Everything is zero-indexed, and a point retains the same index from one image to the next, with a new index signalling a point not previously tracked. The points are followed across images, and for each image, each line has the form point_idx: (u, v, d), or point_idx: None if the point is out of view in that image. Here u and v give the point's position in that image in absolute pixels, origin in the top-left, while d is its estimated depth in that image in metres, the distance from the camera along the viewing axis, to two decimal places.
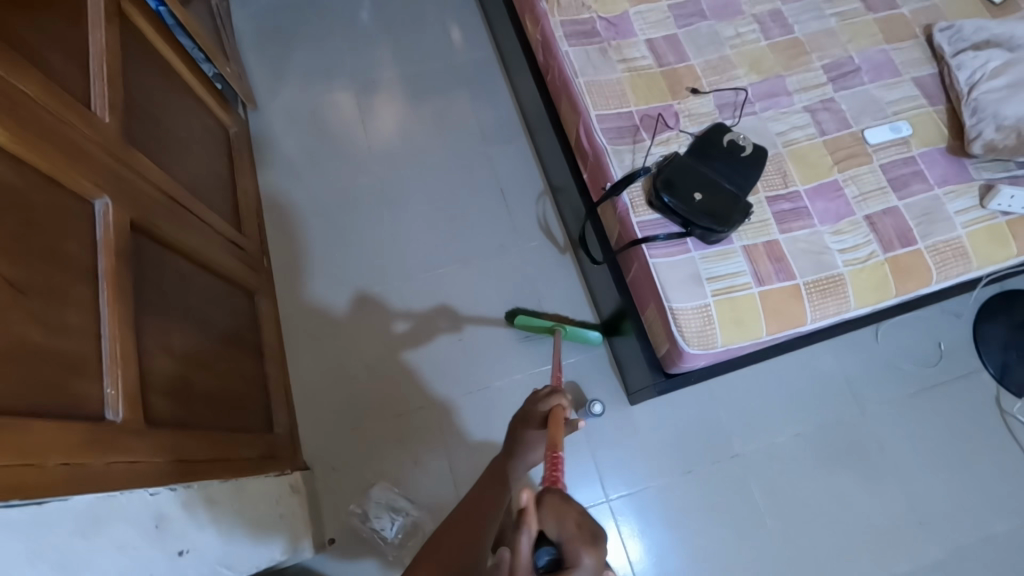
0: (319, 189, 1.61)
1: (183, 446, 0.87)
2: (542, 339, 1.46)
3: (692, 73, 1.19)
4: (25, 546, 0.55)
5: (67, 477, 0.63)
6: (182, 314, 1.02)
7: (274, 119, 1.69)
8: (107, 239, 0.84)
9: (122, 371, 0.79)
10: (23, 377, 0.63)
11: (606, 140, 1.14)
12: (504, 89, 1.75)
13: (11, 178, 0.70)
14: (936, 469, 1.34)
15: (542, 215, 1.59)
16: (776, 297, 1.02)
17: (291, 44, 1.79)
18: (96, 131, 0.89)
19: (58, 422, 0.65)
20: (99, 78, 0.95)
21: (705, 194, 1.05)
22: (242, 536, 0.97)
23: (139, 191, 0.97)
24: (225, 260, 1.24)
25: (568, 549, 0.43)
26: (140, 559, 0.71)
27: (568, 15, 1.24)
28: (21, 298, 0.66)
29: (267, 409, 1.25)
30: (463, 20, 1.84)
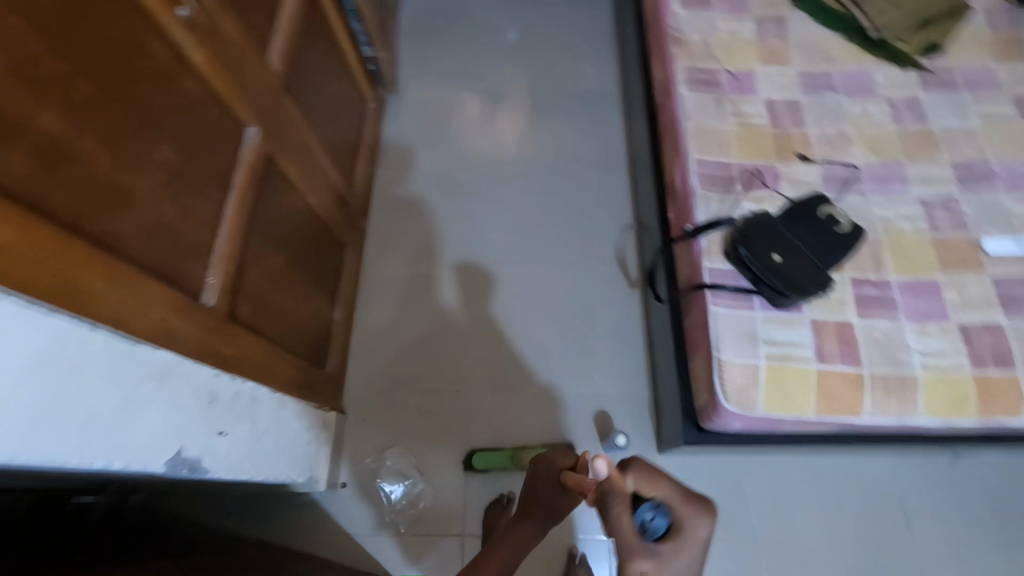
0: (426, 172, 1.76)
1: (249, 346, 1.00)
2: (589, 362, 1.47)
3: (804, 141, 1.18)
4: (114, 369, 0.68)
5: (158, 331, 0.76)
6: (283, 242, 1.17)
7: (407, 104, 1.88)
8: (247, 160, 1.01)
9: (224, 267, 0.93)
10: (153, 243, 0.78)
11: (699, 184, 1.15)
12: (619, 122, 1.81)
13: (194, 89, 0.87)
14: None
15: (621, 246, 1.61)
16: (834, 379, 0.96)
17: (441, 44, 1.99)
18: (266, 74, 1.07)
19: (164, 285, 0.78)
20: (282, 34, 1.14)
21: (784, 257, 1.03)
22: (271, 443, 1.08)
23: (281, 131, 1.14)
24: (331, 210, 1.40)
25: (677, 508, 0.80)
26: (190, 422, 0.83)
27: (695, 63, 1.28)
28: (170, 182, 0.82)
29: (324, 347, 1.38)
30: (598, 53, 1.95)
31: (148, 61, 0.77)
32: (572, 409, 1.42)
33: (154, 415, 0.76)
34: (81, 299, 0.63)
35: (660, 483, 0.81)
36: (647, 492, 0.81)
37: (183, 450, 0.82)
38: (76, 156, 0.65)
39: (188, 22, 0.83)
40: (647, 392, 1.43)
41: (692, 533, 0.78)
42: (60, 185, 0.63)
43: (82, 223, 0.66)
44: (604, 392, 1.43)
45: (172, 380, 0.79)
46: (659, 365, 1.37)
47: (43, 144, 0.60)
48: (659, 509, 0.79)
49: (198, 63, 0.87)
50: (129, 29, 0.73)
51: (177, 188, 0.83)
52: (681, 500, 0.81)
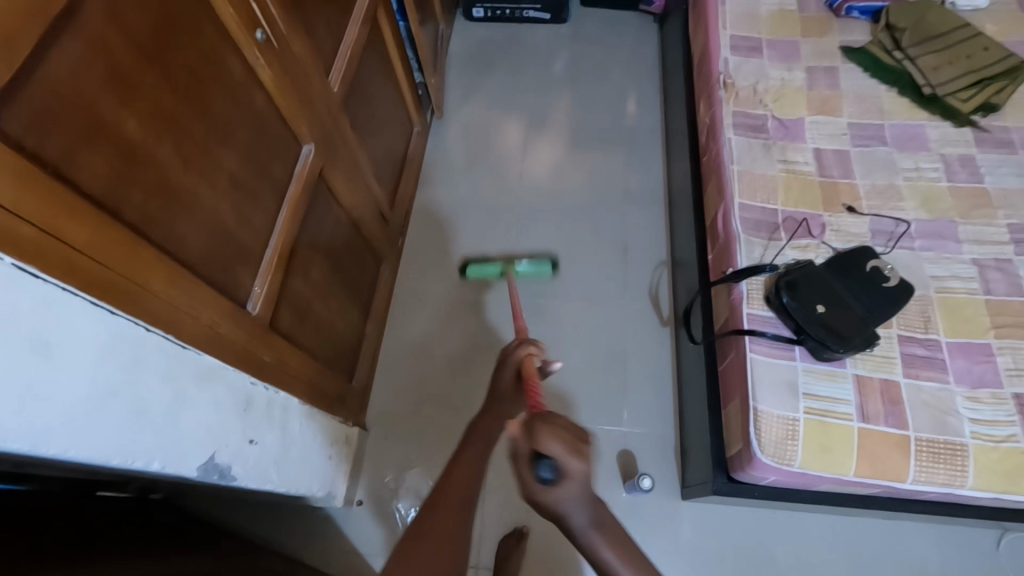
0: (465, 196, 1.79)
1: (286, 356, 1.01)
2: (615, 398, 1.45)
3: (853, 192, 1.16)
4: (163, 369, 0.70)
5: (207, 336, 0.78)
6: (325, 255, 1.20)
7: (452, 129, 1.93)
8: (301, 174, 1.04)
9: (271, 277, 0.95)
10: (211, 251, 0.81)
11: (742, 227, 1.14)
12: (659, 160, 1.83)
13: (261, 106, 0.91)
14: None
15: (655, 283, 1.60)
16: (878, 440, 0.93)
17: (489, 74, 2.04)
18: (327, 95, 1.11)
19: (216, 291, 0.81)
20: (343, 58, 1.19)
21: (828, 308, 1.01)
22: (297, 454, 1.08)
23: (336, 149, 1.18)
24: (372, 227, 1.43)
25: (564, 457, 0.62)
26: (224, 428, 0.84)
27: (743, 107, 1.29)
28: (233, 193, 0.85)
29: (353, 361, 1.39)
30: (642, 91, 1.98)
31: (223, 77, 0.80)
32: (596, 445, 1.38)
33: (194, 418, 0.77)
34: (140, 298, 0.65)
35: (557, 437, 0.62)
36: (547, 447, 0.62)
37: (216, 456, 0.82)
38: (151, 162, 0.68)
39: (263, 45, 0.87)
40: (674, 434, 1.39)
41: (574, 477, 0.62)
42: (134, 189, 0.65)
43: (150, 225, 0.68)
44: (630, 431, 1.40)
45: (212, 383, 0.80)
46: (689, 407, 1.34)
47: (123, 150, 0.63)
48: (550, 463, 0.61)
49: (267, 81, 0.91)
50: (210, 47, 0.77)
51: (237, 198, 0.86)
52: (566, 449, 0.62)
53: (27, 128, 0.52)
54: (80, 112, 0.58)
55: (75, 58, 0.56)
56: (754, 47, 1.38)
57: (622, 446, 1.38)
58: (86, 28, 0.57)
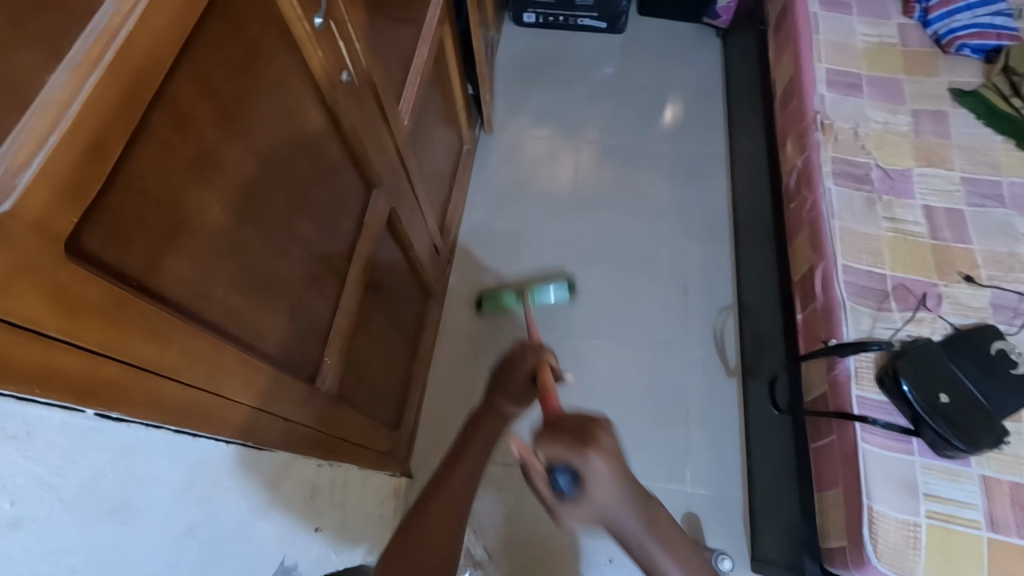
0: (514, 218, 1.67)
1: (348, 425, 0.92)
2: (678, 455, 1.36)
3: (970, 258, 1.06)
4: (240, 484, 0.61)
5: (280, 431, 0.69)
6: (383, 301, 1.09)
7: (500, 144, 1.81)
8: (371, 223, 0.93)
9: (339, 344, 0.85)
10: (288, 331, 0.71)
11: (846, 293, 1.04)
12: (723, 188, 1.71)
13: (336, 154, 0.80)
14: None
15: (721, 328, 1.50)
16: (1008, 554, 0.84)
17: (539, 86, 1.92)
18: (398, 129, 1.00)
19: (291, 376, 0.71)
20: (413, 83, 1.07)
21: (953, 398, 0.92)
22: (353, 527, 0.99)
23: (400, 186, 1.07)
24: (426, 261, 1.33)
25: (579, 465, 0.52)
26: (294, 525, 0.75)
27: (842, 153, 1.18)
28: (309, 260, 0.75)
29: (402, 406, 1.29)
30: (704, 111, 1.85)
31: (306, 133, 0.70)
32: None
33: (268, 526, 0.68)
34: (222, 413, 0.55)
35: (565, 442, 0.54)
36: (557, 456, 0.53)
37: (285, 559, 0.73)
38: (232, 248, 0.57)
39: (345, 87, 0.76)
40: (741, 497, 1.31)
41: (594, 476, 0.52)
42: (217, 284, 0.55)
43: (229, 321, 0.58)
44: (695, 493, 1.32)
45: (284, 481, 0.71)
46: (762, 474, 1.25)
47: (207, 241, 0.53)
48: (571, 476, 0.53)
49: (345, 126, 0.80)
50: (293, 98, 0.66)
51: (310, 264, 0.76)
52: (581, 446, 0.53)
53: (107, 242, 0.41)
54: (165, 207, 0.47)
55: (159, 144, 0.46)
56: (853, 84, 1.27)
57: (687, 509, 1.29)
58: (175, 107, 0.47)
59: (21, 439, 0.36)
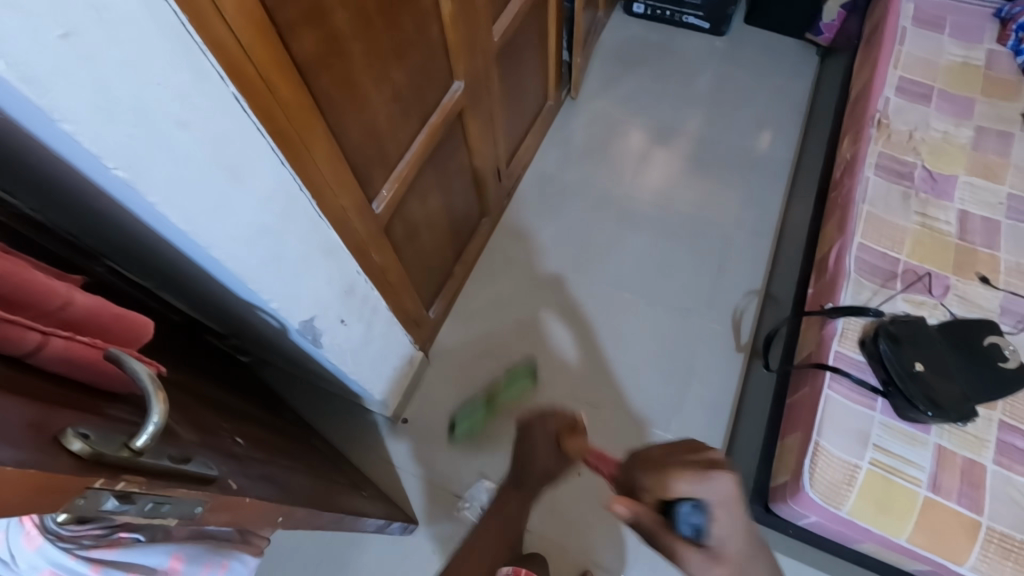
0: (578, 175, 1.83)
1: (388, 262, 1.12)
2: (668, 405, 1.44)
3: (993, 264, 1.08)
4: (304, 230, 0.81)
5: (337, 214, 0.89)
6: (441, 189, 1.29)
7: (582, 112, 1.97)
8: (447, 106, 1.13)
9: (398, 188, 1.05)
10: (361, 145, 0.91)
11: (855, 267, 1.09)
12: (781, 191, 1.77)
13: (434, 36, 1.01)
14: None
15: (742, 309, 1.57)
16: (941, 514, 0.88)
17: (632, 69, 2.06)
18: (488, 41, 1.20)
19: (355, 181, 0.91)
20: (510, 13, 1.27)
21: (928, 369, 0.95)
22: (369, 354, 1.18)
23: (480, 94, 1.26)
24: (488, 179, 1.52)
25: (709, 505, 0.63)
26: (327, 301, 0.95)
27: (892, 151, 1.23)
28: (392, 104, 0.96)
29: (435, 294, 1.48)
30: (784, 120, 1.91)
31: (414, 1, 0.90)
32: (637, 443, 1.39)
33: (312, 280, 0.88)
34: (303, 160, 0.76)
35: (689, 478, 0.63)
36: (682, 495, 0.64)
37: (314, 320, 0.94)
38: (340, 52, 0.78)
39: None
40: (717, 456, 1.37)
41: (720, 507, 0.63)
42: (324, 70, 0.76)
43: (324, 104, 0.79)
44: (675, 440, 1.40)
45: (333, 260, 0.91)
46: (739, 435, 1.31)
47: (325, 34, 0.74)
48: (695, 507, 0.63)
49: (445, 14, 1.00)
50: None
51: (392, 109, 0.96)
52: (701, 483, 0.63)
53: None
54: None
55: None
56: (924, 94, 1.31)
57: (662, 452, 1.38)
58: None
59: (198, 76, 0.56)
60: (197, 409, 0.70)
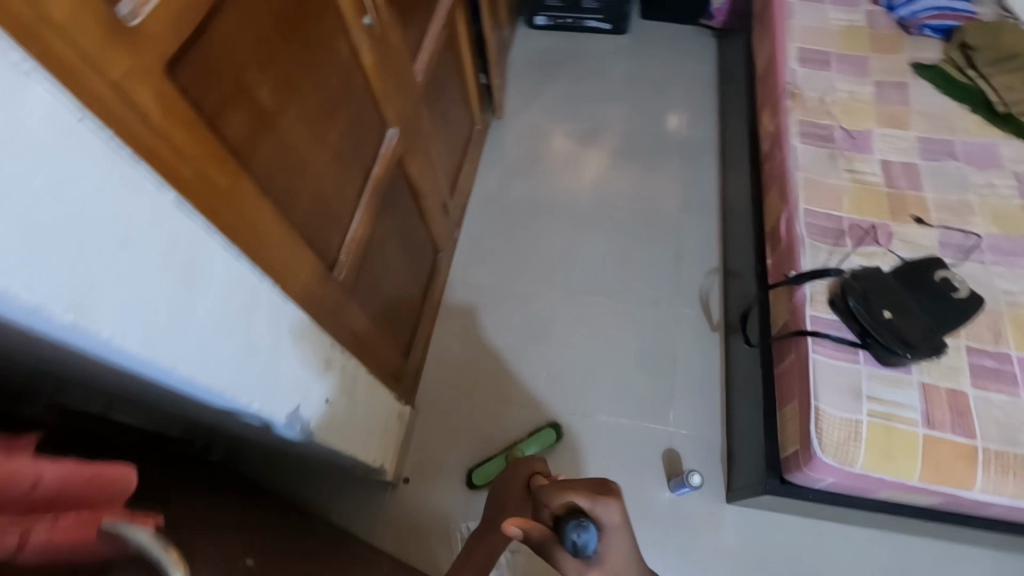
0: (521, 192, 1.83)
1: (359, 324, 1.07)
2: (662, 399, 1.46)
3: (922, 204, 1.17)
4: (270, 319, 0.76)
5: (302, 294, 0.83)
6: (395, 237, 1.25)
7: (510, 128, 1.98)
8: (386, 155, 1.09)
9: (355, 248, 1.01)
10: (311, 215, 0.87)
11: (806, 232, 1.15)
12: (715, 169, 1.85)
13: (360, 87, 0.97)
14: None
15: (706, 289, 1.62)
16: (943, 449, 0.93)
17: (548, 79, 2.10)
18: (413, 81, 1.18)
19: (313, 253, 0.86)
20: (427, 50, 1.26)
21: (895, 313, 1.01)
22: (358, 423, 1.13)
23: (414, 135, 1.24)
24: (436, 215, 1.49)
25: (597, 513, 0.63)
26: (309, 383, 0.89)
27: (810, 117, 1.31)
28: (333, 164, 0.92)
29: (409, 342, 1.43)
30: (700, 102, 2.00)
31: (336, 61, 0.87)
32: (643, 444, 1.40)
33: (289, 366, 0.83)
34: (258, 247, 0.71)
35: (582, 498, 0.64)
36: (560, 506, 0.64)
37: (299, 408, 0.88)
38: (274, 128, 0.74)
39: (367, 30, 0.93)
40: (719, 437, 1.40)
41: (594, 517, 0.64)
42: (261, 149, 0.72)
43: (267, 184, 0.74)
44: (678, 432, 1.41)
45: (305, 340, 0.86)
46: (736, 412, 1.35)
47: (257, 111, 0.70)
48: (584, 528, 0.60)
49: (367, 66, 0.97)
50: (327, 28, 0.83)
51: (334, 171, 0.92)
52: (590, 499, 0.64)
53: (190, 80, 0.58)
54: (227, 75, 0.63)
55: (231, 24, 0.63)
56: (824, 60, 1.40)
57: (668, 446, 1.39)
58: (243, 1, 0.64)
59: (132, 189, 0.50)
60: (197, 540, 0.64)
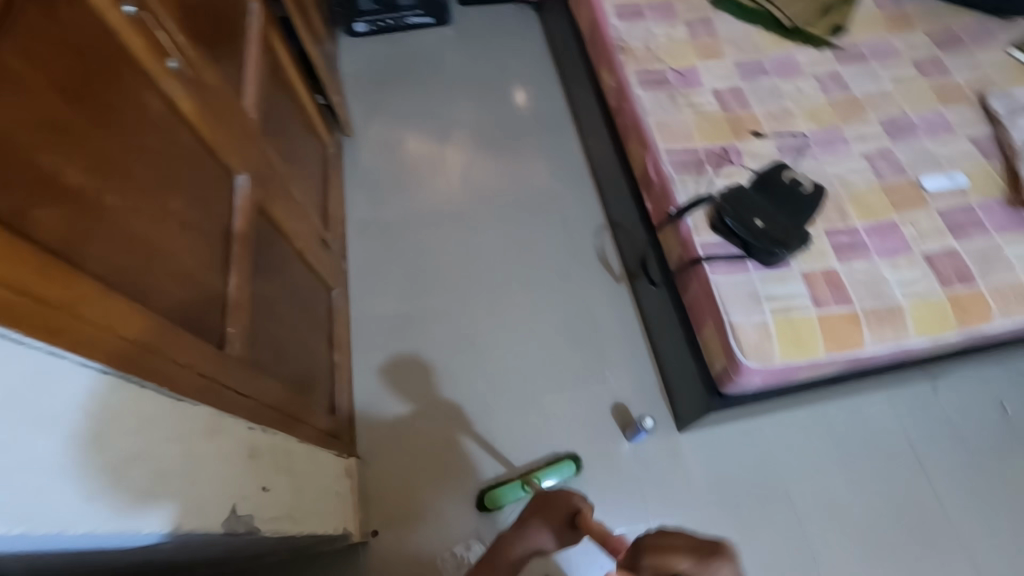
0: (397, 205, 1.77)
1: (274, 396, 0.97)
2: (595, 361, 1.51)
3: (754, 119, 1.32)
4: (168, 427, 0.65)
5: (198, 386, 0.73)
6: (282, 289, 1.14)
7: (365, 144, 1.89)
8: (243, 207, 0.98)
9: (241, 316, 0.91)
10: (176, 296, 0.75)
11: (672, 170, 1.24)
12: (572, 133, 1.92)
13: (190, 141, 0.86)
14: (989, 522, 1.32)
15: (601, 246, 1.69)
16: (834, 321, 1.06)
17: (387, 85, 2.03)
18: (246, 118, 1.06)
19: (194, 337, 0.75)
20: (251, 83, 1.14)
21: (765, 221, 1.12)
22: (306, 497, 1.03)
23: (267, 177, 1.13)
24: (317, 254, 1.38)
25: None
26: (237, 478, 0.79)
27: (642, 66, 1.40)
28: (185, 234, 0.80)
29: (331, 394, 1.34)
30: (539, 75, 2.06)
31: (152, 118, 0.76)
32: (591, 409, 1.44)
33: (209, 471, 0.72)
34: (128, 353, 0.60)
35: None
36: None
37: (237, 508, 0.78)
38: (102, 212, 0.63)
39: (177, 74, 0.82)
40: (655, 376, 1.48)
41: None
42: (94, 242, 0.60)
43: (114, 278, 0.63)
44: (618, 386, 1.48)
45: (218, 434, 0.76)
46: (662, 349, 1.43)
47: (73, 199, 0.58)
48: None
49: (190, 115, 0.85)
50: (130, 83, 0.72)
51: (190, 240, 0.81)
52: None
53: None
54: (21, 166, 0.52)
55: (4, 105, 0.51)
56: (637, 11, 1.50)
57: (615, 401, 1.44)
58: (12, 75, 0.53)
59: None
60: None
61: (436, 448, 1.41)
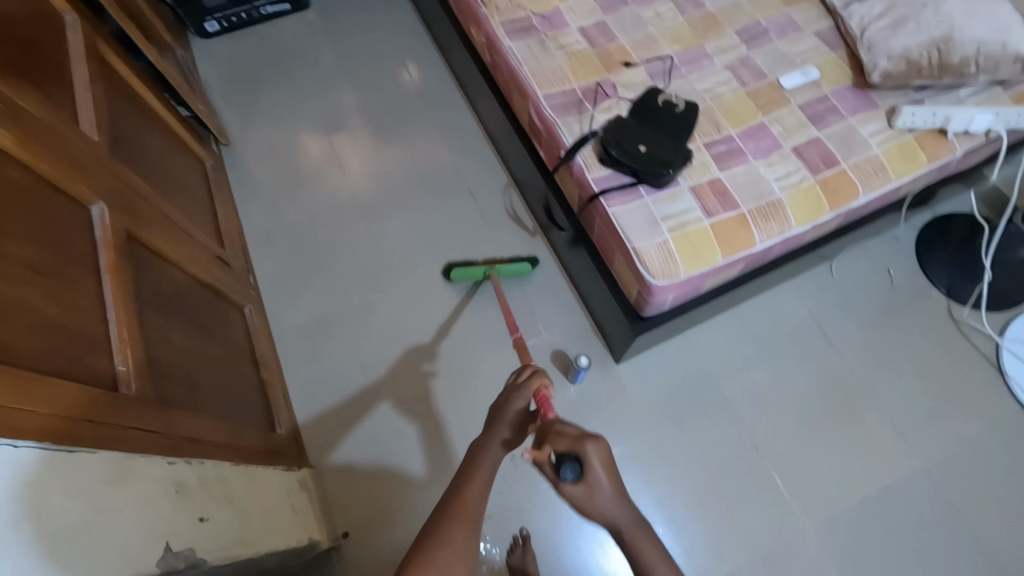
0: (295, 207, 1.70)
1: (193, 426, 0.92)
2: (526, 317, 1.53)
3: (623, 50, 1.34)
4: (62, 484, 0.61)
5: (92, 434, 0.68)
6: (180, 316, 1.08)
7: (246, 151, 1.79)
8: (106, 239, 0.90)
9: (132, 353, 0.85)
10: (42, 346, 0.69)
11: (554, 114, 1.26)
12: (459, 98, 1.89)
13: (18, 176, 0.77)
14: (894, 376, 1.48)
15: (510, 205, 1.70)
16: (725, 227, 1.13)
17: (257, 84, 1.91)
18: (88, 143, 0.97)
19: (76, 385, 0.70)
20: (86, 105, 1.04)
21: (648, 146, 1.17)
22: (257, 517, 1.00)
23: (132, 202, 1.04)
24: (216, 273, 1.31)
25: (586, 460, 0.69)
26: (165, 516, 0.76)
27: (506, 16, 1.39)
28: (38, 278, 0.73)
29: (267, 411, 1.30)
30: (415, 45, 2.00)
31: None
32: None
33: (125, 518, 0.68)
34: None
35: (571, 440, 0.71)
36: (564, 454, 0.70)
37: (172, 544, 0.75)
38: None
39: None
40: (585, 317, 1.53)
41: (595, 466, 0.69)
42: None
43: None
44: (553, 335, 1.51)
45: (130, 478, 0.71)
46: (585, 290, 1.47)
47: None
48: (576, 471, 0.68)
49: (13, 148, 0.76)
50: None
51: (47, 283, 0.74)
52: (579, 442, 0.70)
53: None
54: None
55: None
56: None
57: (553, 350, 1.48)
58: None
59: None
60: None
61: (390, 438, 1.40)
